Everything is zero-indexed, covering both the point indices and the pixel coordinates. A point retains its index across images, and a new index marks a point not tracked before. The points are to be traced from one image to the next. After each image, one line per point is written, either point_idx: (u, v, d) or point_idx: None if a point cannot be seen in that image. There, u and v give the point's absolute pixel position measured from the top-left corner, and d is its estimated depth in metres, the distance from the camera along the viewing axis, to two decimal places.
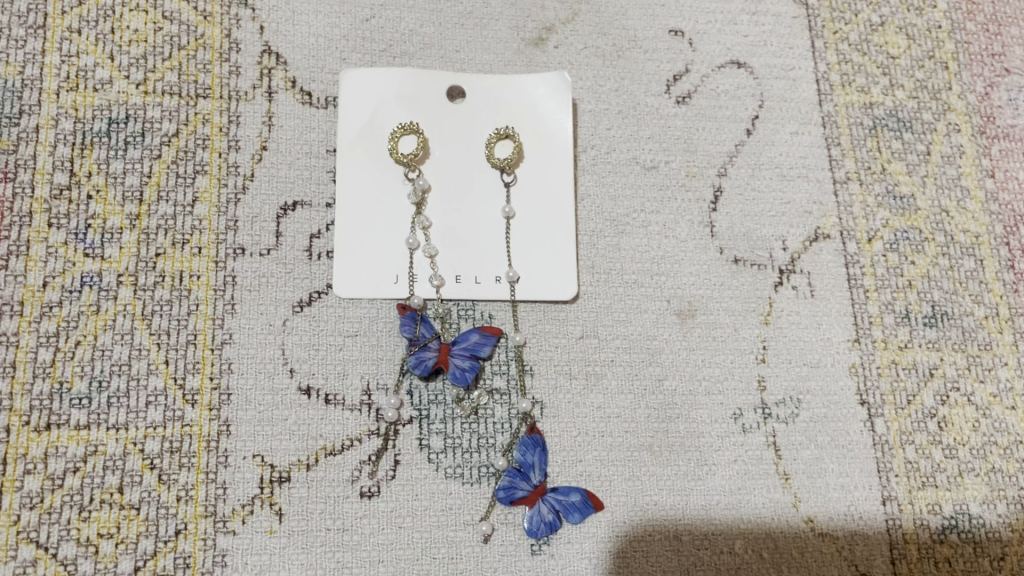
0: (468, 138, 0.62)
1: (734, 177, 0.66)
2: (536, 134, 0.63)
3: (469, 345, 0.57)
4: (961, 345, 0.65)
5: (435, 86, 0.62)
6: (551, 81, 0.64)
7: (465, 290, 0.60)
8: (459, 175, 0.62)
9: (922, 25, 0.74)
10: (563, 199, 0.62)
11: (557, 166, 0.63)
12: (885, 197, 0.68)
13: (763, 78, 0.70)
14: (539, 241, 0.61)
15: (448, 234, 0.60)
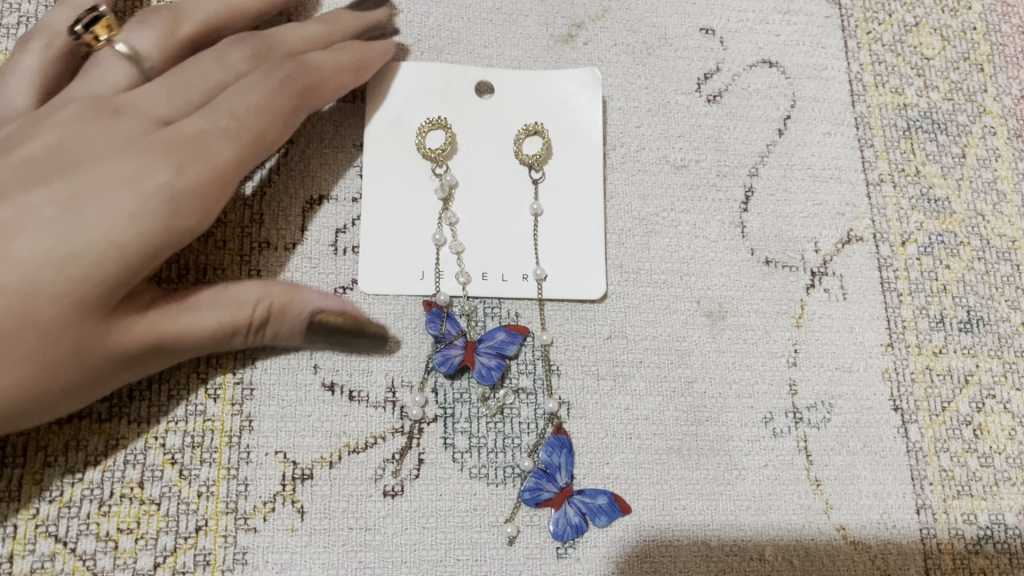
0: (497, 133, 0.61)
1: (766, 178, 0.65)
2: (566, 130, 0.62)
3: (494, 343, 0.56)
4: (997, 352, 0.64)
5: (463, 80, 0.62)
6: (580, 78, 0.63)
7: (492, 287, 0.59)
8: (487, 172, 0.61)
9: (958, 26, 0.72)
10: (592, 197, 0.61)
11: (586, 162, 0.62)
12: (919, 199, 0.67)
13: (795, 78, 0.68)
14: (567, 239, 0.60)
15: (475, 231, 0.60)
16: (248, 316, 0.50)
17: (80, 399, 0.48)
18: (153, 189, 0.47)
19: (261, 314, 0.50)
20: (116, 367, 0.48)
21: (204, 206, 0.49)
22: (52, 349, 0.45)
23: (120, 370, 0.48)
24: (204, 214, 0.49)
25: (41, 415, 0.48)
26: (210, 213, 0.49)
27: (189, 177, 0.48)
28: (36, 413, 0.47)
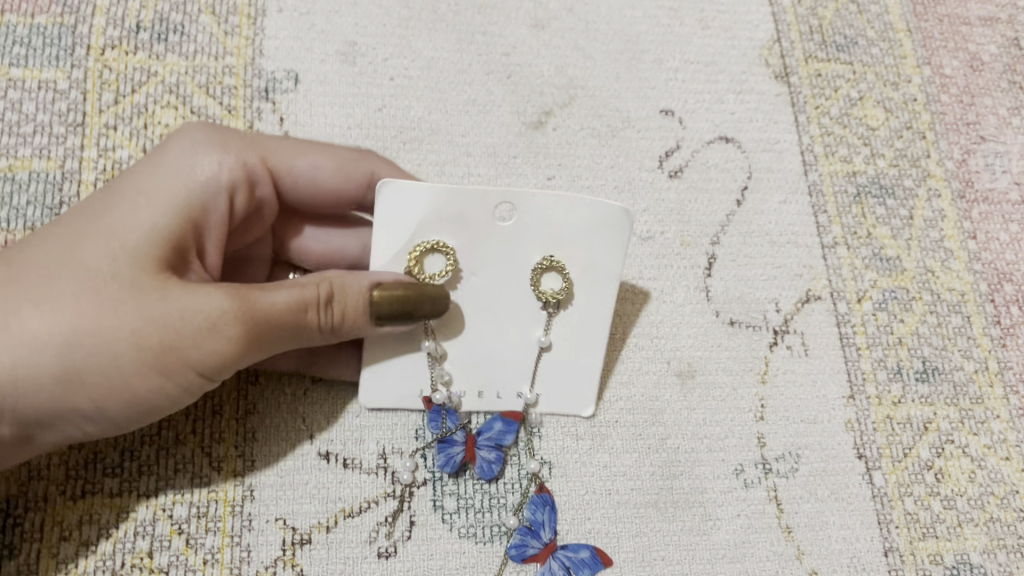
0: (512, 265, 0.60)
1: (727, 245, 0.70)
2: (583, 264, 0.60)
3: (492, 435, 0.60)
4: (953, 399, 0.68)
5: (485, 204, 0.58)
6: (614, 214, 0.60)
7: (488, 404, 0.61)
8: (496, 302, 0.60)
9: (899, 98, 0.78)
10: (600, 324, 0.61)
11: (599, 301, 0.61)
12: (872, 259, 0.71)
13: (750, 152, 0.74)
14: (569, 369, 0.62)
15: (478, 356, 0.61)
16: (313, 290, 0.51)
17: (123, 353, 0.48)
18: (170, 146, 0.55)
19: (326, 293, 0.51)
20: (173, 319, 0.48)
21: (218, 159, 0.55)
22: (91, 290, 0.48)
23: (159, 316, 0.48)
24: (224, 176, 0.54)
25: (92, 373, 0.48)
26: (230, 184, 0.55)
27: (206, 138, 0.55)
28: (83, 368, 0.48)
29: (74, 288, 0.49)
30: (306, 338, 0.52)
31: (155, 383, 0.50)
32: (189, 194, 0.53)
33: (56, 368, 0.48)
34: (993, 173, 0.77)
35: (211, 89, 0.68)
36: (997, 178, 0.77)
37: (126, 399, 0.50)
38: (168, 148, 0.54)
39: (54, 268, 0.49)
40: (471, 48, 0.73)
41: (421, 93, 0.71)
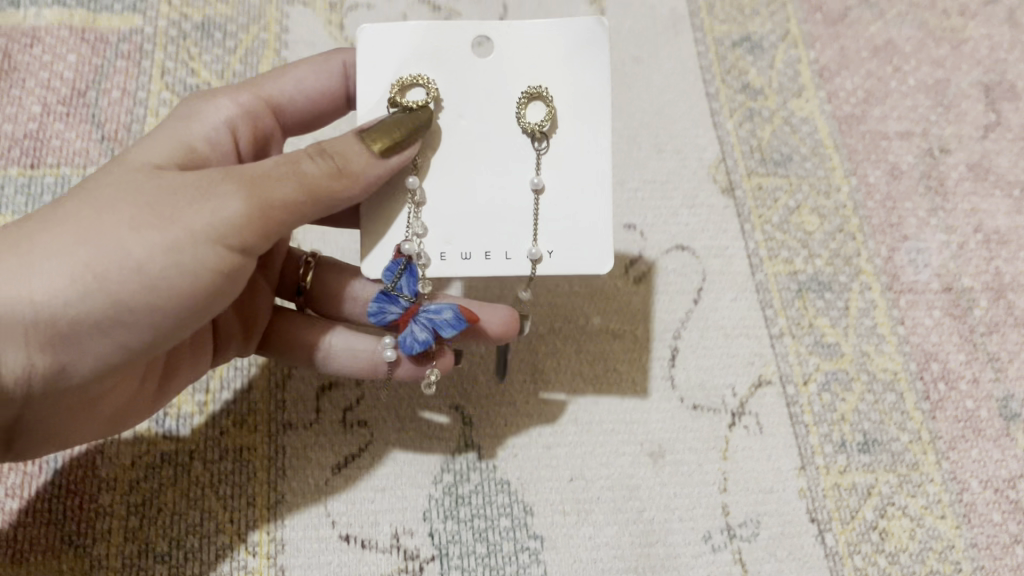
0: (497, 99, 0.63)
1: (687, 339, 0.81)
2: (572, 89, 0.64)
3: (436, 318, 0.62)
4: (892, 467, 0.77)
5: (459, 37, 0.64)
6: (590, 28, 0.64)
7: (495, 265, 0.63)
8: (488, 143, 0.63)
9: (831, 205, 0.90)
10: (597, 153, 0.64)
11: (591, 122, 0.64)
12: (815, 345, 0.82)
13: (703, 257, 0.85)
14: (574, 212, 0.64)
15: (479, 211, 0.63)
16: (298, 154, 0.56)
17: (127, 235, 0.52)
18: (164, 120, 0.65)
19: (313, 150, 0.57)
20: (176, 197, 0.53)
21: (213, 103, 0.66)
22: (93, 199, 0.54)
23: (158, 199, 0.53)
24: (217, 113, 0.65)
25: (104, 261, 0.52)
26: (232, 113, 0.66)
27: (206, 89, 0.67)
28: (92, 262, 0.52)
29: (81, 204, 0.54)
30: (313, 194, 0.56)
31: (169, 261, 0.52)
32: (191, 129, 0.63)
33: (71, 266, 0.51)
34: (916, 266, 0.88)
35: None
36: (920, 271, 0.88)
37: (143, 284, 0.52)
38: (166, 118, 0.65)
39: (61, 203, 0.55)
40: None
41: None
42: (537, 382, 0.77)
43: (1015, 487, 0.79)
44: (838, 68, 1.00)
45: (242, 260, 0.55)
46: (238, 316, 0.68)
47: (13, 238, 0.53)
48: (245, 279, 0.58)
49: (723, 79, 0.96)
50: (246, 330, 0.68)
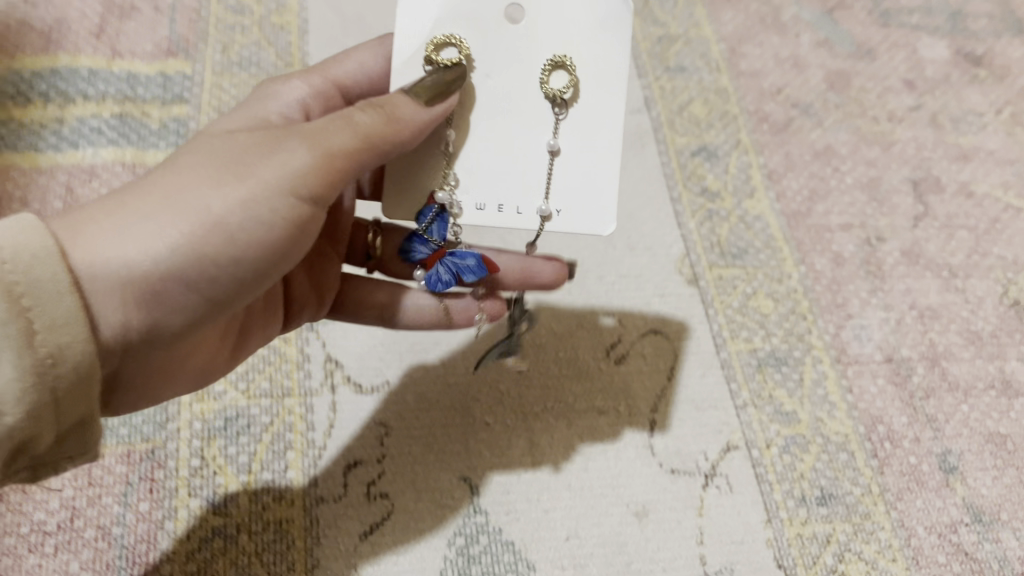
0: (525, 64, 0.72)
1: (663, 411, 0.93)
2: (592, 61, 0.73)
3: (461, 264, 0.72)
4: (848, 517, 0.89)
5: (497, 4, 0.72)
6: (616, 4, 0.72)
7: (507, 218, 0.74)
8: (511, 104, 0.73)
9: (783, 289, 1.04)
10: (609, 121, 0.73)
11: (607, 94, 0.73)
12: (775, 413, 0.94)
13: (675, 339, 0.98)
14: (582, 179, 0.74)
15: (498, 167, 0.73)
16: (350, 108, 0.62)
17: (211, 194, 0.57)
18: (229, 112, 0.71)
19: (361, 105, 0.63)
20: (252, 160, 0.59)
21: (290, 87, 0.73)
22: (175, 170, 0.59)
23: (236, 161, 0.59)
24: (290, 97, 0.72)
25: (197, 220, 0.56)
26: (306, 94, 0.73)
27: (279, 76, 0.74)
28: (182, 222, 0.56)
29: (163, 177, 0.58)
30: (367, 141, 0.61)
31: (248, 214, 0.57)
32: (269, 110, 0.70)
33: (164, 228, 0.55)
34: (860, 340, 1.01)
35: None
36: (864, 344, 1.01)
37: (226, 237, 0.57)
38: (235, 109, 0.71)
39: (141, 178, 0.59)
40: None
41: None
42: (521, 464, 0.88)
43: (956, 531, 0.90)
44: (785, 171, 1.15)
45: (310, 209, 0.60)
46: (311, 284, 0.81)
47: (105, 207, 0.56)
48: (310, 229, 0.63)
49: (685, 184, 1.11)
50: (319, 295, 0.82)
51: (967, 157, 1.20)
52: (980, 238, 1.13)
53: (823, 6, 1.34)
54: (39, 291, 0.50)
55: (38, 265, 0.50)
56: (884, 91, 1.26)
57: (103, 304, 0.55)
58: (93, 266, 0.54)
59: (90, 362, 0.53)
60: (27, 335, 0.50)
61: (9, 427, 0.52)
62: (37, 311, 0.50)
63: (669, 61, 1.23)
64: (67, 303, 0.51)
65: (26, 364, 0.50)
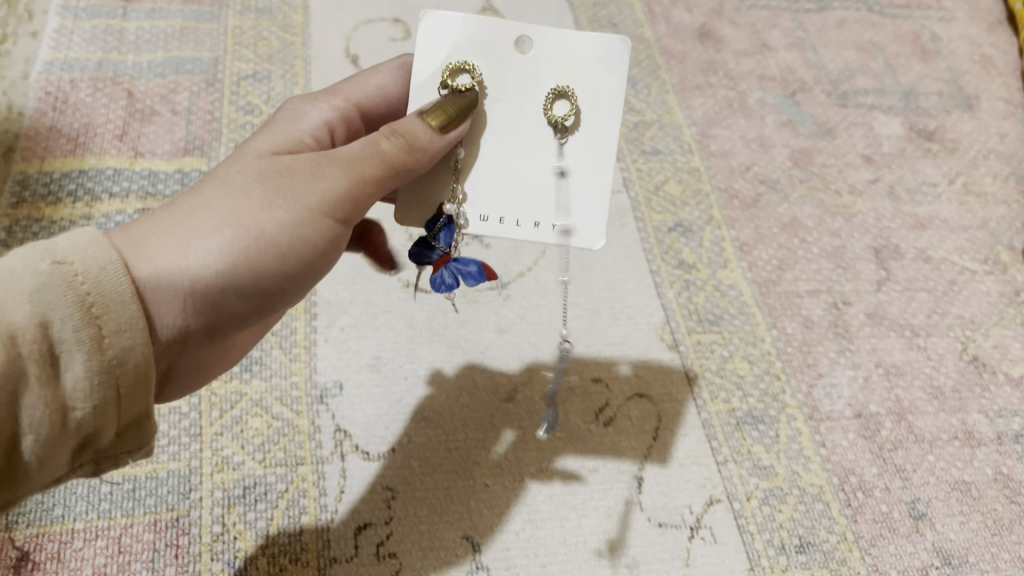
0: (529, 92, 0.74)
1: (650, 468, 1.00)
2: (594, 89, 0.74)
3: (465, 271, 0.75)
4: (825, 563, 0.95)
5: (507, 34, 0.74)
6: (617, 43, 0.75)
7: (506, 230, 0.75)
8: (515, 126, 0.74)
9: (758, 352, 1.12)
10: (606, 148, 0.75)
11: (607, 123, 0.75)
12: (754, 468, 1.01)
13: (658, 402, 1.06)
14: (579, 196, 0.75)
15: (501, 183, 0.75)
16: (378, 135, 0.68)
17: (261, 215, 0.64)
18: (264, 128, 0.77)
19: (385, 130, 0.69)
20: (294, 185, 0.66)
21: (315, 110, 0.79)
22: (224, 188, 0.66)
23: (280, 184, 0.66)
24: (316, 119, 0.78)
25: (249, 239, 0.64)
26: (330, 115, 0.79)
27: (304, 97, 0.80)
28: (235, 240, 0.63)
29: (214, 195, 0.65)
30: (392, 168, 0.68)
31: (294, 233, 0.65)
32: (300, 129, 0.76)
33: (220, 244, 0.63)
34: (831, 397, 1.09)
35: (285, 399, 0.99)
36: (834, 401, 1.09)
37: (276, 252, 0.65)
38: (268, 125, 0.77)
39: (193, 194, 0.66)
40: (458, 351, 1.06)
41: (428, 386, 1.03)
42: (518, 523, 0.94)
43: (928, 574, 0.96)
44: (755, 243, 1.24)
45: (342, 230, 0.69)
46: None
47: (164, 222, 0.63)
48: (340, 242, 0.71)
49: (663, 258, 1.20)
50: None
51: (923, 225, 1.30)
52: (939, 299, 1.21)
53: (785, 90, 1.46)
54: (107, 299, 0.56)
55: (106, 276, 0.56)
56: (845, 166, 1.36)
57: (164, 310, 0.62)
58: (156, 275, 0.61)
59: (149, 361, 0.59)
60: (96, 340, 0.55)
61: (77, 421, 0.57)
62: (105, 317, 0.56)
63: (645, 145, 1.33)
64: (131, 310, 0.57)
65: (93, 366, 0.56)
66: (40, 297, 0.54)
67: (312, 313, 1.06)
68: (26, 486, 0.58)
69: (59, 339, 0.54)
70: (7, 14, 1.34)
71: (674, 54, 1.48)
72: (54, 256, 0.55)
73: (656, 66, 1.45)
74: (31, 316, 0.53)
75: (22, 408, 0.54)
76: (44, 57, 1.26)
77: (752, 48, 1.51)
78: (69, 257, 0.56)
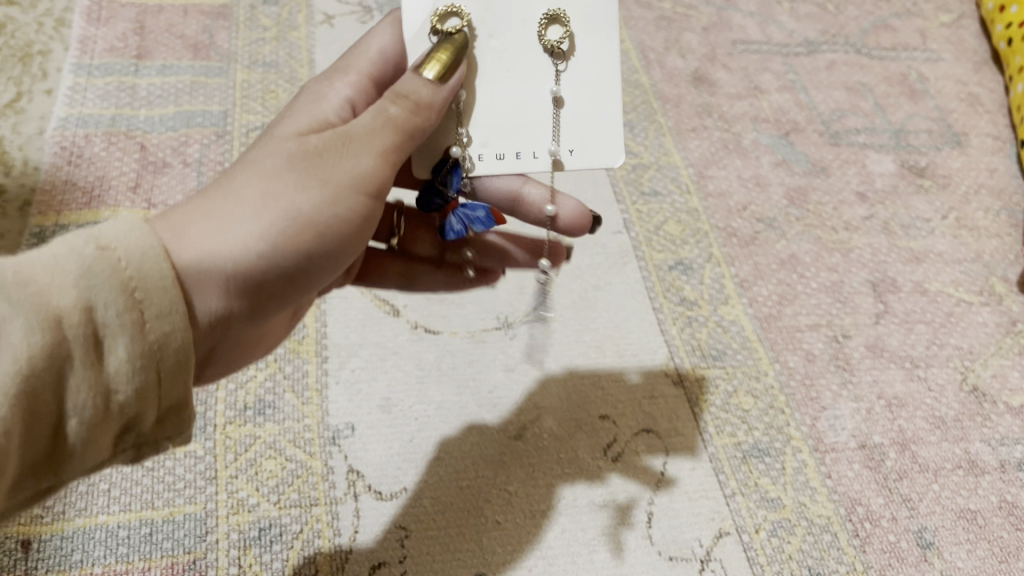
0: (521, 21, 0.77)
1: (659, 503, 1.01)
2: (583, 7, 0.78)
3: (473, 215, 0.79)
4: None
5: None
6: None
7: (524, 164, 0.79)
8: (511, 60, 0.78)
9: (762, 386, 1.14)
10: (603, 65, 0.80)
11: (600, 38, 0.79)
12: (762, 500, 1.03)
13: (665, 437, 1.07)
14: (588, 117, 0.80)
15: (511, 118, 0.79)
16: (383, 101, 0.69)
17: (295, 196, 0.66)
18: (282, 115, 0.78)
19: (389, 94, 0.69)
20: (321, 166, 0.67)
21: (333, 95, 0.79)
22: (255, 174, 0.67)
23: (308, 166, 0.67)
24: (335, 102, 0.79)
25: (287, 222, 0.65)
26: (349, 93, 0.80)
27: (316, 84, 0.81)
28: (274, 223, 0.65)
29: (246, 182, 0.67)
30: (407, 132, 0.69)
31: (328, 211, 0.67)
32: (321, 110, 0.77)
33: (259, 229, 0.64)
34: (835, 429, 1.11)
35: (297, 441, 1.01)
36: (838, 432, 1.11)
37: (313, 230, 0.67)
38: (286, 111, 0.78)
39: (226, 183, 0.67)
40: (467, 390, 1.08)
41: (438, 426, 1.05)
42: (529, 559, 0.95)
43: None
44: (755, 279, 1.27)
45: (374, 203, 0.70)
46: None
47: (202, 208, 0.65)
48: (373, 218, 0.72)
49: (665, 296, 1.22)
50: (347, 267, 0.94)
51: (919, 258, 1.33)
52: (937, 330, 1.24)
53: (779, 131, 1.50)
54: (148, 283, 0.57)
55: (148, 262, 0.57)
56: (839, 203, 1.40)
57: (207, 293, 0.64)
58: (197, 260, 0.62)
59: (188, 346, 0.60)
60: (138, 324, 0.57)
61: (120, 405, 0.58)
62: (147, 302, 0.57)
63: (644, 187, 1.37)
64: (171, 294, 0.58)
65: (136, 349, 0.57)
66: (86, 282, 0.55)
67: (323, 356, 1.08)
68: (71, 468, 0.59)
69: (102, 323, 0.55)
70: (22, 74, 1.38)
71: (669, 98, 1.52)
72: (98, 243, 0.57)
73: (652, 110, 1.49)
74: (76, 301, 0.54)
75: (67, 391, 0.55)
76: (60, 114, 1.29)
77: (745, 92, 1.55)
78: (111, 244, 0.57)
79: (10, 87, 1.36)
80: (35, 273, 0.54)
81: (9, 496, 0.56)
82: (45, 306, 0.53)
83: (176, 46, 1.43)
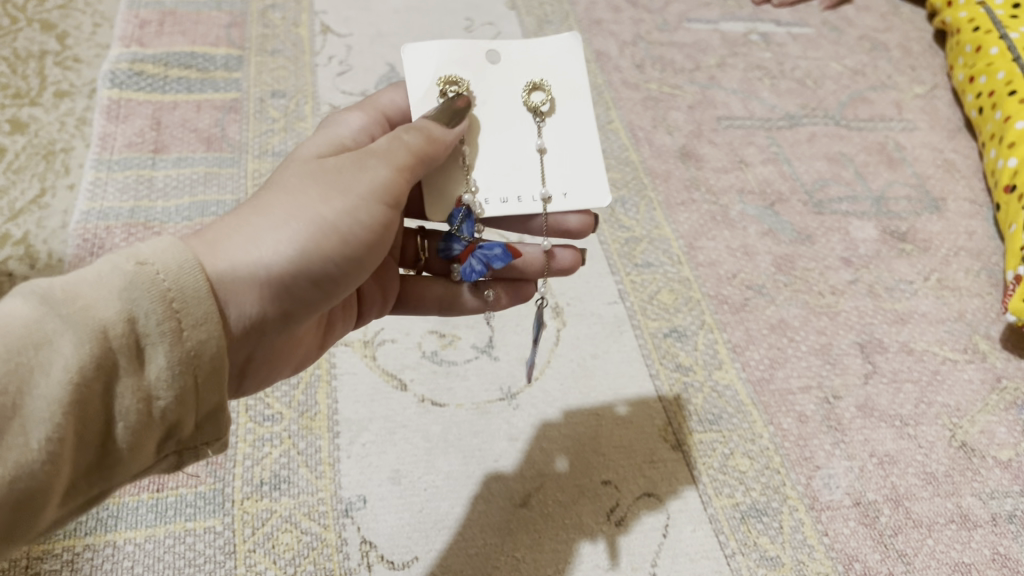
0: (508, 91, 0.89)
1: (662, 566, 1.05)
2: (561, 78, 0.91)
3: (491, 252, 0.87)
4: None
5: (478, 49, 0.89)
6: (568, 40, 0.92)
7: (525, 206, 0.88)
8: (504, 119, 0.89)
9: (757, 447, 1.18)
10: (582, 126, 0.91)
11: (579, 103, 0.91)
12: (761, 559, 1.07)
13: (666, 499, 1.11)
14: (575, 168, 0.90)
15: (508, 169, 0.88)
16: (398, 131, 0.78)
17: (321, 208, 0.73)
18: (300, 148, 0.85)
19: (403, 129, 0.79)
20: (342, 182, 0.75)
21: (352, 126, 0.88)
22: (281, 193, 0.74)
23: (331, 183, 0.75)
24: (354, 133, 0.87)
25: (315, 231, 0.72)
26: (365, 125, 0.88)
27: (335, 117, 0.89)
28: (303, 231, 0.71)
29: (274, 200, 0.73)
30: (419, 156, 0.78)
31: (350, 220, 0.74)
32: (339, 141, 0.85)
33: (290, 237, 0.71)
34: (829, 486, 1.15)
35: (311, 514, 1.05)
36: (833, 490, 1.15)
37: (338, 239, 0.73)
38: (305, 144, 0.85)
39: (255, 203, 0.74)
40: (473, 459, 1.13)
41: (447, 495, 1.09)
42: None
43: None
44: (746, 344, 1.32)
45: (391, 217, 0.78)
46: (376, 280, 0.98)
47: (232, 224, 0.71)
48: (390, 234, 0.79)
49: (661, 362, 1.28)
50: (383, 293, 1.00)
51: (903, 319, 1.38)
52: (925, 388, 1.28)
53: (764, 201, 1.57)
54: (184, 295, 0.63)
55: (183, 273, 0.63)
56: (825, 269, 1.46)
57: (243, 298, 0.69)
58: (234, 267, 0.68)
59: (223, 354, 0.65)
60: (176, 333, 0.62)
61: (161, 410, 0.64)
62: (184, 311, 0.63)
63: (636, 259, 1.43)
64: (206, 305, 0.64)
65: (174, 355, 0.62)
66: (127, 295, 0.61)
67: (335, 432, 1.13)
68: (121, 473, 0.64)
69: (144, 332, 0.61)
70: (47, 171, 1.47)
71: (659, 173, 1.60)
72: (137, 259, 0.63)
73: (642, 185, 1.57)
74: (119, 312, 0.60)
75: (113, 395, 0.61)
76: (82, 207, 1.37)
77: (730, 165, 1.63)
78: (148, 259, 0.63)
79: (35, 183, 1.45)
80: (83, 290, 0.60)
81: (66, 500, 0.62)
82: (92, 319, 0.59)
83: (190, 139, 1.51)
